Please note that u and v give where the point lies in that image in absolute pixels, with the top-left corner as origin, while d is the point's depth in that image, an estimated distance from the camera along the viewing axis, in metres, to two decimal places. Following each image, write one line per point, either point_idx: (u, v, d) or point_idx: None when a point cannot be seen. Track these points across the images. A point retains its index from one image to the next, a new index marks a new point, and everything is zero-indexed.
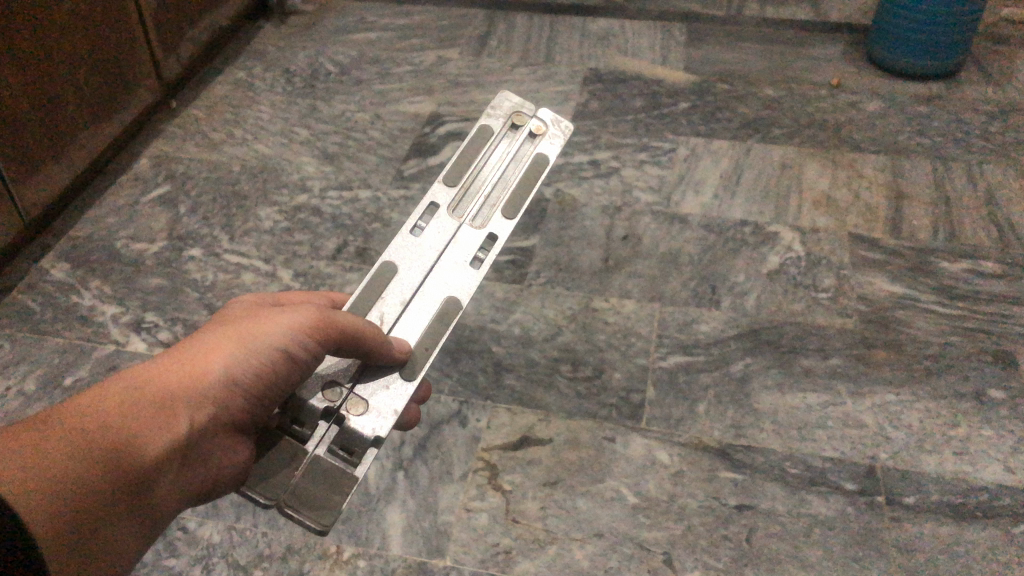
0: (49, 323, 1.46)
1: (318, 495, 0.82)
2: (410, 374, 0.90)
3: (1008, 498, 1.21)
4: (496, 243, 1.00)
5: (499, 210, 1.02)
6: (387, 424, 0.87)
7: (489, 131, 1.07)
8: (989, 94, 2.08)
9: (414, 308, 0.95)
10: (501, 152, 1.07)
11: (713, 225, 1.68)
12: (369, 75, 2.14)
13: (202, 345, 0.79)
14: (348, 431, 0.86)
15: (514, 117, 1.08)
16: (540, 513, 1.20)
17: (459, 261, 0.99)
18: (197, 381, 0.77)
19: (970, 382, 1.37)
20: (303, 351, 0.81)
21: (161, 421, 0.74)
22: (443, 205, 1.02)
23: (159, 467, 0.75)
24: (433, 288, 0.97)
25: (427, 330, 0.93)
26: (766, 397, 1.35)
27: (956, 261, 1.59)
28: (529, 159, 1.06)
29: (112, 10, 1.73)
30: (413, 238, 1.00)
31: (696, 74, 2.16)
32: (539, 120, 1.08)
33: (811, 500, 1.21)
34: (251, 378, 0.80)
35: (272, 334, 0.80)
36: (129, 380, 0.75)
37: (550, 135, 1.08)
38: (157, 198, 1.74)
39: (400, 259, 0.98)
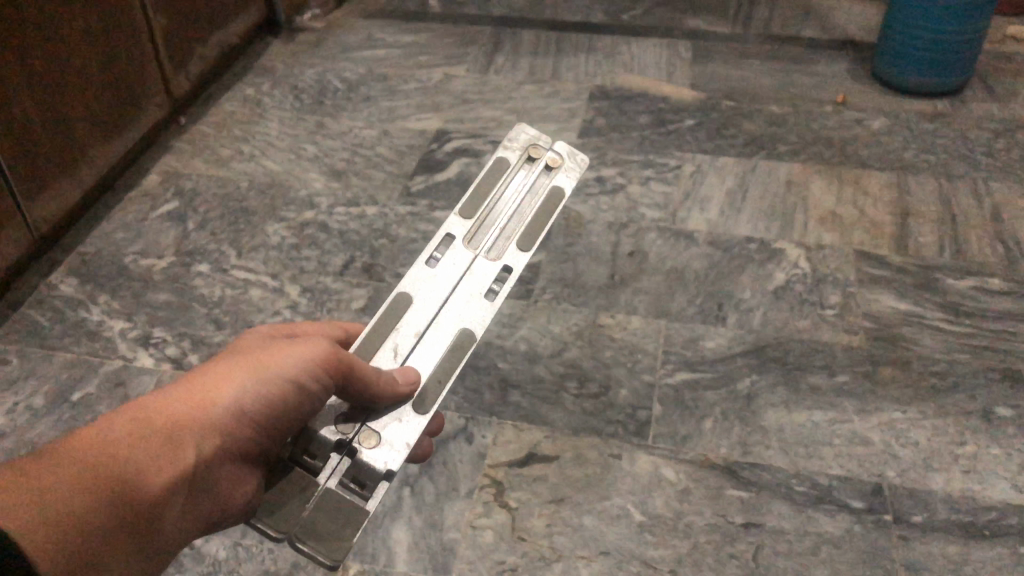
0: (57, 338, 1.47)
1: (328, 529, 0.81)
2: (422, 408, 0.90)
3: (1016, 516, 1.21)
4: (510, 277, 0.99)
5: (514, 243, 1.02)
6: (399, 457, 0.86)
7: (506, 164, 1.07)
8: (995, 111, 2.08)
9: (427, 342, 0.94)
10: (518, 184, 1.06)
11: (718, 242, 1.68)
12: (377, 92, 2.15)
13: (212, 375, 0.79)
14: (360, 463, 0.85)
15: (530, 150, 1.08)
16: (546, 530, 1.20)
17: (474, 292, 0.98)
18: (209, 412, 0.78)
19: (977, 400, 1.37)
20: (314, 386, 0.82)
21: (169, 451, 0.74)
22: (459, 237, 1.02)
23: (167, 498, 0.74)
24: (447, 320, 0.96)
25: (440, 363, 0.92)
26: (773, 415, 1.34)
27: (962, 278, 1.59)
28: (546, 191, 1.06)
29: (123, 27, 1.75)
30: (428, 270, 0.99)
31: (702, 91, 2.17)
32: (555, 153, 1.08)
33: (818, 517, 1.21)
34: (261, 410, 0.80)
35: (285, 367, 0.81)
36: (139, 409, 0.74)
37: (565, 168, 1.08)
38: (165, 213, 1.75)
39: (414, 291, 0.97)
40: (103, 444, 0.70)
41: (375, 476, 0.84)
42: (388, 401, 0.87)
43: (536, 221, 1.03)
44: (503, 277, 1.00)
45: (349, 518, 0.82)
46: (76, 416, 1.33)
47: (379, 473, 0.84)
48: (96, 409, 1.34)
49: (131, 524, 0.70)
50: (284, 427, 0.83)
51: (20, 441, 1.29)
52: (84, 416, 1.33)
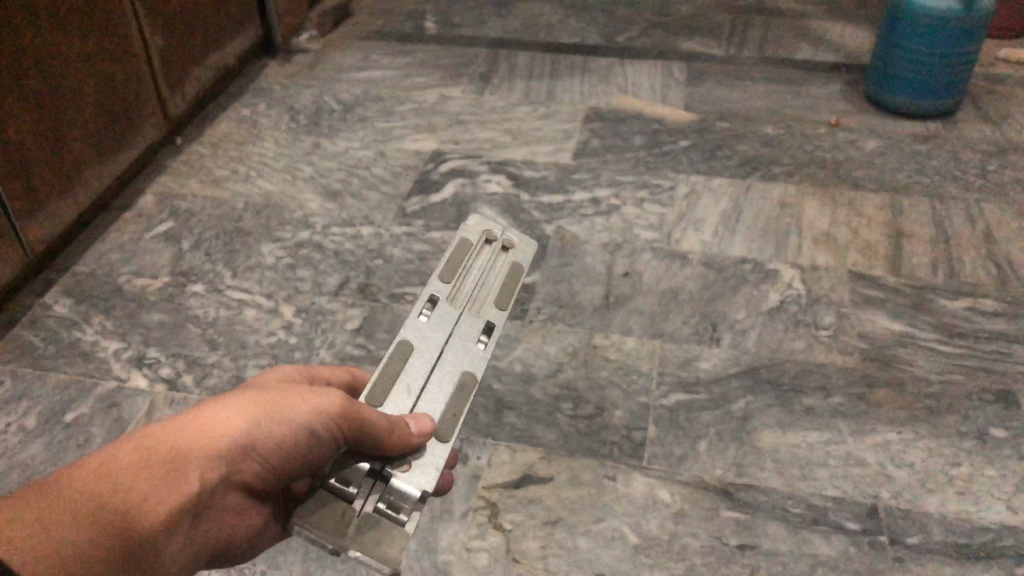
0: (50, 359, 1.46)
1: (382, 543, 0.79)
2: (446, 436, 0.90)
3: (1012, 538, 1.21)
4: (494, 332, 1.05)
5: (490, 305, 1.08)
6: (433, 479, 0.86)
7: (467, 243, 1.15)
8: (987, 133, 2.10)
9: (433, 382, 0.96)
10: (481, 262, 1.15)
11: (713, 263, 1.69)
12: (373, 112, 2.16)
13: (224, 407, 0.78)
14: (394, 488, 0.84)
15: (486, 233, 1.18)
16: (541, 552, 1.19)
17: (467, 341, 1.02)
18: (214, 446, 0.77)
19: (972, 421, 1.37)
20: (325, 434, 0.80)
21: (171, 482, 0.74)
22: (441, 296, 1.07)
23: (164, 531, 0.75)
24: (448, 362, 0.99)
25: (450, 401, 0.94)
26: (768, 436, 1.34)
27: (956, 299, 1.60)
28: (505, 270, 1.14)
29: (120, 48, 1.76)
30: (414, 334, 1.01)
31: (696, 113, 2.19)
32: (508, 238, 1.18)
33: (813, 539, 1.20)
34: (266, 449, 0.79)
35: (298, 411, 0.80)
36: (145, 439, 0.75)
37: (519, 249, 1.18)
38: (161, 234, 1.75)
39: (413, 338, 1.00)
40: (102, 476, 0.71)
41: (413, 498, 0.84)
42: (399, 452, 0.85)
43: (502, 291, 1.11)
44: (487, 332, 1.05)
45: (394, 534, 0.80)
46: (69, 437, 1.32)
47: (416, 496, 0.84)
48: (88, 430, 1.34)
49: (125, 557, 0.71)
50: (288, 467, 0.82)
51: (11, 463, 1.29)
52: (77, 437, 1.32)
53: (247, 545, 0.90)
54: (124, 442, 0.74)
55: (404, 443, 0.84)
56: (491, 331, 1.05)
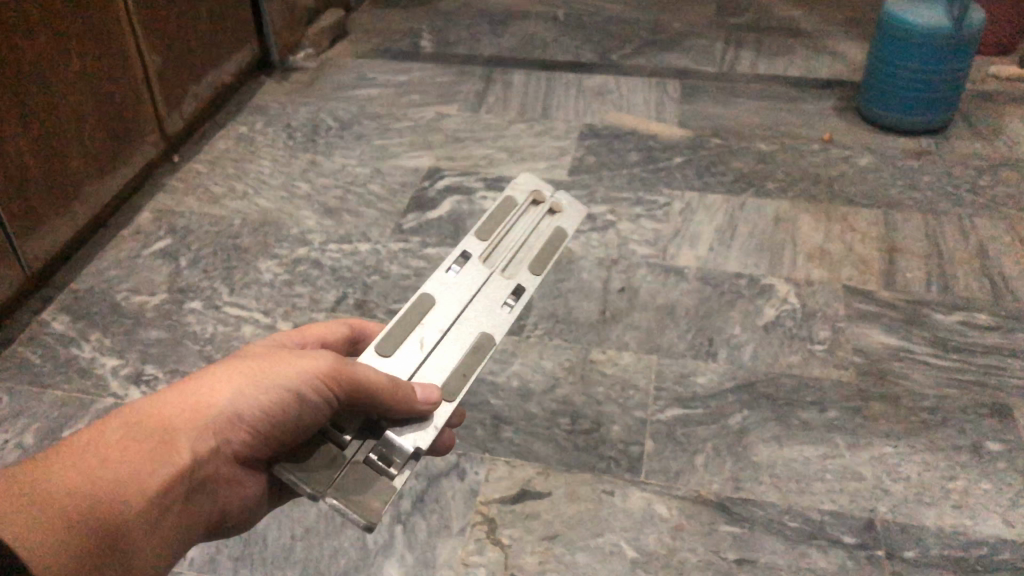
0: (48, 375, 1.46)
1: (359, 493, 0.79)
2: (454, 391, 0.91)
3: (1008, 552, 1.21)
4: (524, 295, 1.02)
5: (526, 268, 1.05)
6: (428, 437, 0.87)
7: (513, 202, 1.12)
8: (979, 148, 2.12)
9: (449, 338, 0.95)
10: (524, 222, 1.12)
11: (708, 278, 1.70)
12: (370, 130, 2.17)
13: (208, 379, 0.82)
14: (389, 441, 0.85)
15: (533, 193, 1.15)
16: (539, 567, 1.19)
17: (493, 302, 1.00)
18: (201, 416, 0.80)
19: (967, 434, 1.37)
20: (313, 396, 0.82)
21: (161, 451, 0.77)
22: (473, 252, 1.04)
23: (162, 500, 0.77)
24: (470, 318, 0.98)
25: (465, 359, 0.93)
26: (764, 450, 1.35)
27: (950, 313, 1.61)
28: (549, 228, 1.12)
29: (118, 67, 1.77)
30: (440, 286, 1.00)
31: (690, 130, 2.20)
32: (557, 199, 1.15)
33: (811, 554, 1.21)
34: (255, 415, 0.82)
35: (284, 375, 0.82)
36: (132, 414, 0.78)
37: (567, 214, 1.14)
38: (158, 250, 1.75)
39: (436, 293, 0.99)
40: (94, 453, 0.73)
41: (406, 453, 0.85)
42: (401, 413, 0.85)
43: (543, 253, 1.08)
44: (517, 293, 1.02)
45: (379, 487, 0.80)
46: None
47: (408, 452, 0.85)
48: None
49: (128, 522, 0.73)
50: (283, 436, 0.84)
51: None
52: None
53: (244, 517, 0.92)
54: (111, 421, 0.77)
55: (407, 402, 0.85)
56: (521, 292, 1.02)
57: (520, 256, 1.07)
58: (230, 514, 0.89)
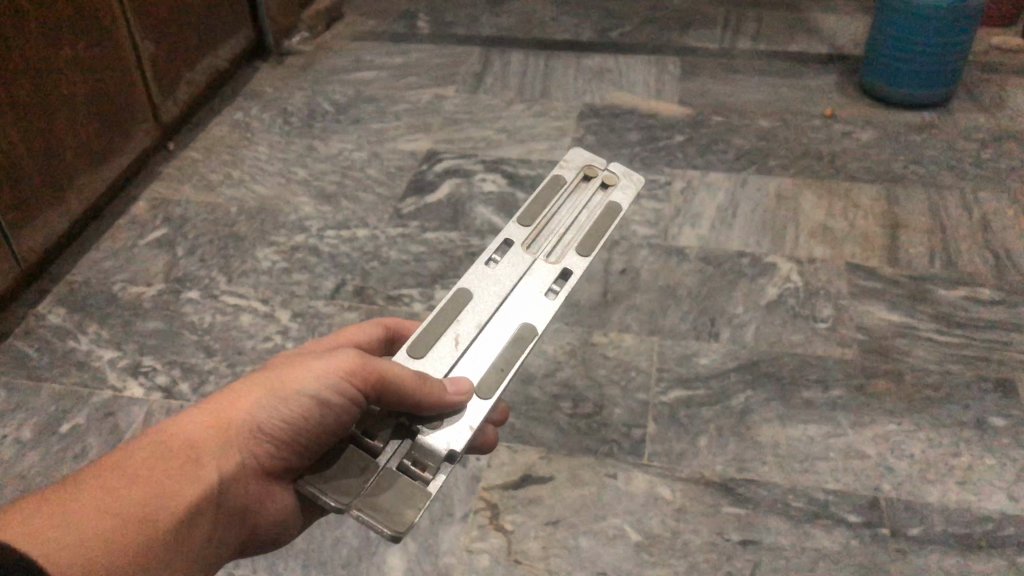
0: (46, 369, 1.46)
1: (389, 502, 0.79)
2: (491, 386, 0.89)
3: (1013, 527, 1.20)
4: (570, 279, 0.99)
5: (573, 249, 1.02)
6: (462, 437, 0.85)
7: (561, 181, 1.10)
8: (982, 121, 2.10)
9: (489, 331, 0.94)
10: (574, 201, 1.09)
11: (710, 258, 1.68)
12: (367, 114, 2.16)
13: (229, 394, 0.81)
14: (421, 444, 0.85)
15: (585, 170, 1.11)
16: (542, 553, 1.19)
17: (536, 288, 0.98)
18: (225, 430, 0.80)
19: (972, 410, 1.36)
20: (336, 398, 0.80)
21: (187, 470, 0.77)
22: (516, 239, 1.03)
23: (191, 517, 0.76)
24: (513, 309, 0.96)
25: (503, 351, 0.92)
26: (767, 430, 1.34)
27: (954, 288, 1.60)
28: (601, 203, 1.09)
29: (110, 56, 1.76)
30: (481, 276, 0.99)
31: (690, 107, 2.18)
32: (610, 172, 1.11)
33: (815, 533, 1.20)
34: (277, 424, 0.81)
35: (305, 382, 0.81)
36: (157, 435, 0.78)
37: (621, 186, 1.10)
38: (155, 240, 1.74)
39: (474, 286, 0.98)
40: (120, 472, 0.72)
41: (439, 456, 0.84)
42: (432, 408, 0.84)
43: (596, 230, 1.04)
44: (563, 278, 0.99)
45: (412, 496, 0.80)
46: (65, 448, 1.32)
47: (440, 455, 0.84)
48: (86, 441, 1.33)
49: (159, 542, 0.72)
50: (307, 442, 0.83)
51: (7, 474, 1.28)
52: (74, 447, 1.32)
53: (277, 533, 0.91)
54: (137, 442, 0.77)
55: (437, 396, 0.83)
56: (567, 276, 0.99)
57: (571, 235, 1.04)
58: (258, 531, 0.88)
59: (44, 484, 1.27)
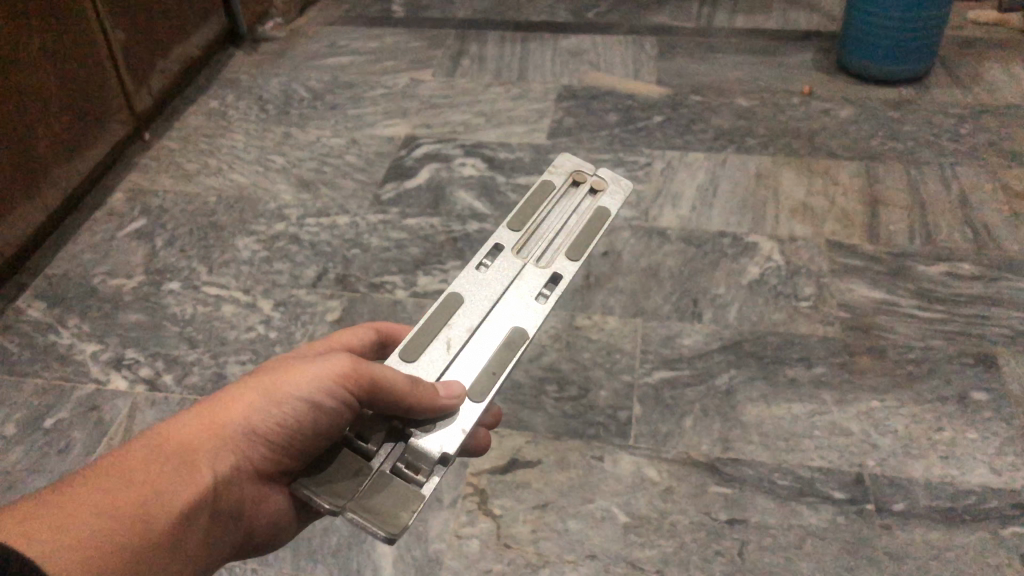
0: (26, 364, 1.44)
1: (383, 507, 0.78)
2: (482, 390, 0.87)
3: (996, 499, 1.22)
4: (560, 283, 0.97)
5: (563, 253, 1.01)
6: (454, 440, 0.84)
7: (550, 187, 1.09)
8: (958, 96, 2.11)
9: (480, 337, 0.92)
10: (563, 207, 1.08)
11: (692, 238, 1.68)
12: (343, 99, 2.14)
13: (222, 398, 0.81)
14: (413, 447, 0.84)
15: (573, 175, 1.11)
16: (532, 537, 1.19)
17: (526, 293, 0.97)
18: (219, 433, 0.79)
19: (953, 385, 1.38)
20: (330, 402, 0.80)
21: (184, 472, 0.76)
22: (506, 245, 1.02)
23: (188, 519, 0.75)
24: (503, 314, 0.94)
25: (494, 356, 0.90)
26: (752, 409, 1.35)
27: (934, 264, 1.61)
28: (591, 209, 1.07)
29: (82, 45, 1.73)
30: (471, 281, 0.98)
31: (668, 87, 2.18)
32: (599, 176, 1.10)
33: (802, 510, 1.21)
34: (271, 428, 0.80)
35: (298, 386, 0.80)
36: (152, 436, 0.77)
37: (610, 191, 1.09)
38: (133, 231, 1.72)
39: (464, 291, 0.97)
40: (120, 473, 0.71)
41: (433, 460, 0.83)
42: (424, 413, 0.83)
43: (585, 234, 1.03)
44: (553, 282, 0.98)
45: (407, 500, 0.79)
46: (49, 444, 1.31)
47: (433, 458, 0.83)
48: (70, 436, 1.32)
49: (160, 544, 0.70)
50: (301, 445, 0.83)
51: None
52: (58, 443, 1.31)
53: (269, 536, 0.90)
54: (132, 443, 0.75)
55: (430, 401, 0.82)
56: (557, 279, 0.98)
57: (560, 239, 1.03)
58: (250, 535, 0.87)
59: (29, 480, 1.25)
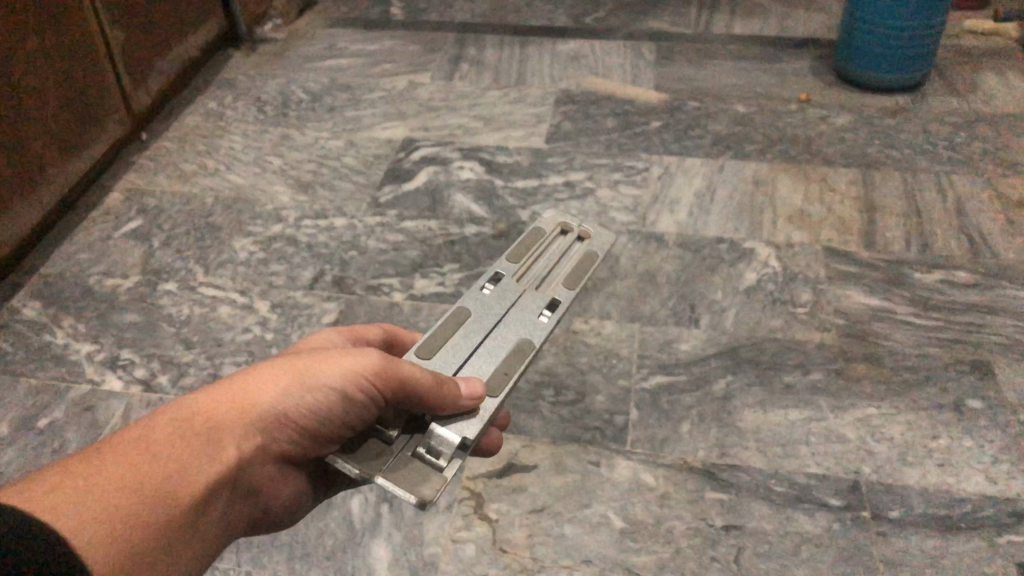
0: (20, 364, 1.43)
1: (406, 481, 0.78)
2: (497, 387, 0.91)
3: (992, 508, 1.22)
4: (559, 309, 1.05)
5: (560, 286, 1.10)
6: (474, 428, 0.85)
7: (542, 232, 1.23)
8: (955, 104, 2.11)
9: (488, 347, 0.98)
10: (553, 249, 1.21)
11: (689, 244, 1.68)
12: (342, 101, 2.13)
13: (252, 377, 0.80)
14: (434, 434, 0.84)
15: (562, 223, 1.24)
16: (528, 541, 1.19)
17: (529, 314, 1.04)
18: (246, 414, 0.79)
19: (949, 393, 1.38)
20: (359, 394, 0.81)
21: (208, 450, 0.75)
22: (508, 274, 1.11)
23: (208, 499, 0.74)
24: (508, 331, 1.01)
25: (503, 363, 0.95)
26: (749, 415, 1.35)
27: (930, 271, 1.61)
28: (580, 251, 1.20)
29: (79, 44, 1.72)
30: (477, 301, 1.04)
31: (666, 92, 2.18)
32: (585, 228, 1.24)
33: (798, 517, 1.21)
34: (298, 413, 0.80)
35: (329, 376, 0.80)
36: (179, 410, 0.76)
37: (595, 239, 1.23)
38: (130, 232, 1.72)
39: (471, 309, 1.03)
40: (143, 448, 0.70)
41: (454, 443, 0.83)
42: (448, 411, 0.85)
43: (576, 269, 1.15)
44: (551, 307, 1.06)
45: (428, 478, 0.79)
46: (43, 444, 1.30)
47: (454, 442, 0.83)
48: (64, 436, 1.31)
49: (176, 523, 0.70)
50: (324, 432, 0.83)
51: None
52: (51, 443, 1.30)
53: (282, 510, 0.91)
54: (159, 415, 0.74)
55: (455, 400, 0.84)
56: (555, 305, 1.06)
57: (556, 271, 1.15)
58: (263, 510, 0.88)
59: (22, 481, 1.25)
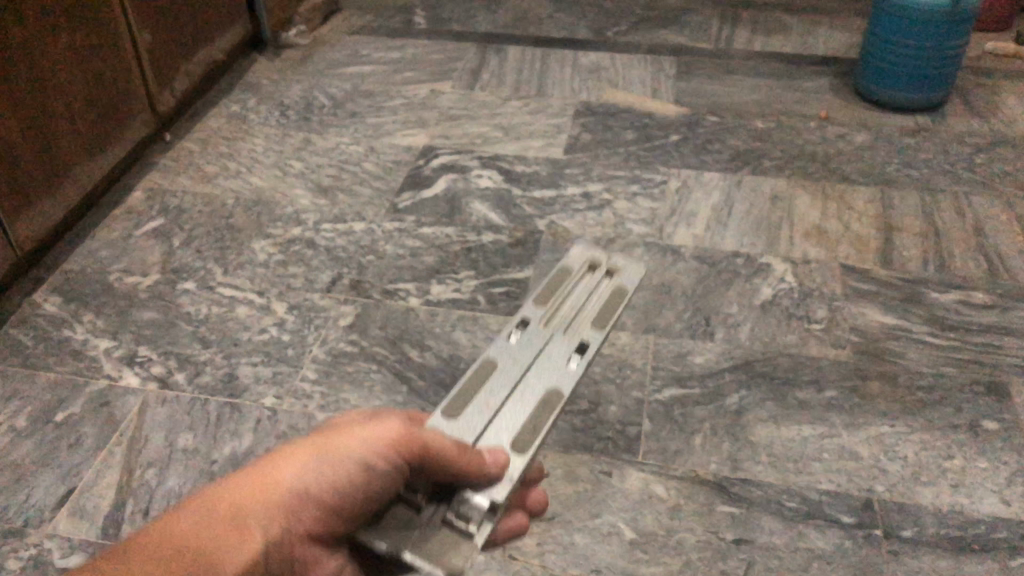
0: (40, 358, 1.45)
1: (436, 553, 0.77)
2: (521, 450, 0.91)
3: (1006, 530, 1.21)
4: (587, 353, 1.07)
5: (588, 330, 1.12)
6: (500, 491, 0.84)
7: (568, 272, 1.25)
8: (976, 125, 2.11)
9: (515, 401, 0.99)
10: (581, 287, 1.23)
11: (705, 257, 1.69)
12: (363, 108, 2.15)
13: (274, 459, 0.80)
14: (464, 500, 0.83)
15: (589, 261, 1.28)
16: (537, 549, 1.19)
17: (557, 362, 1.06)
18: (272, 496, 0.78)
19: (964, 414, 1.37)
20: (382, 465, 0.80)
21: (236, 532, 0.74)
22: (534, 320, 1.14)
23: None
24: (535, 381, 1.02)
25: (532, 419, 0.96)
26: (762, 430, 1.34)
27: (947, 291, 1.61)
28: (608, 289, 1.22)
29: (107, 45, 1.75)
30: (503, 351, 1.07)
31: (686, 107, 2.19)
32: (613, 264, 1.27)
33: (809, 533, 1.20)
34: (324, 489, 0.79)
35: (350, 449, 0.80)
36: (205, 500, 0.75)
37: (623, 275, 1.25)
38: (151, 230, 1.73)
39: (497, 360, 1.05)
40: None
41: (481, 508, 0.82)
42: (472, 476, 0.83)
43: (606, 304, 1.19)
44: (580, 351, 1.08)
45: (459, 547, 0.78)
46: (59, 437, 1.31)
47: (481, 508, 0.82)
48: (81, 430, 1.32)
49: None
50: (352, 512, 0.81)
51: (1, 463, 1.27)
52: (68, 437, 1.31)
53: None
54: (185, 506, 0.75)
55: (477, 464, 0.83)
56: (584, 349, 1.08)
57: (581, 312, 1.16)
58: None
59: (39, 473, 1.26)
